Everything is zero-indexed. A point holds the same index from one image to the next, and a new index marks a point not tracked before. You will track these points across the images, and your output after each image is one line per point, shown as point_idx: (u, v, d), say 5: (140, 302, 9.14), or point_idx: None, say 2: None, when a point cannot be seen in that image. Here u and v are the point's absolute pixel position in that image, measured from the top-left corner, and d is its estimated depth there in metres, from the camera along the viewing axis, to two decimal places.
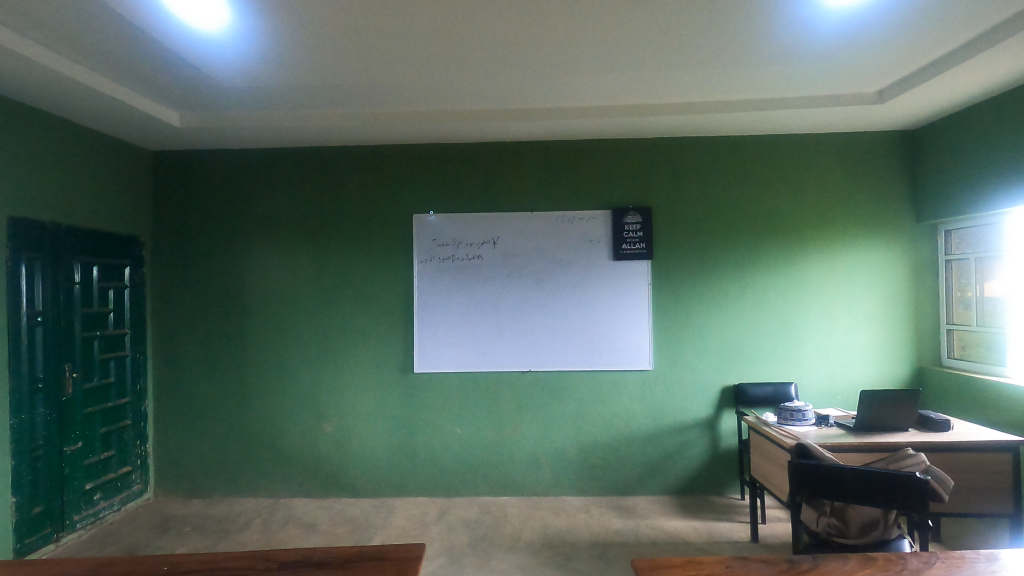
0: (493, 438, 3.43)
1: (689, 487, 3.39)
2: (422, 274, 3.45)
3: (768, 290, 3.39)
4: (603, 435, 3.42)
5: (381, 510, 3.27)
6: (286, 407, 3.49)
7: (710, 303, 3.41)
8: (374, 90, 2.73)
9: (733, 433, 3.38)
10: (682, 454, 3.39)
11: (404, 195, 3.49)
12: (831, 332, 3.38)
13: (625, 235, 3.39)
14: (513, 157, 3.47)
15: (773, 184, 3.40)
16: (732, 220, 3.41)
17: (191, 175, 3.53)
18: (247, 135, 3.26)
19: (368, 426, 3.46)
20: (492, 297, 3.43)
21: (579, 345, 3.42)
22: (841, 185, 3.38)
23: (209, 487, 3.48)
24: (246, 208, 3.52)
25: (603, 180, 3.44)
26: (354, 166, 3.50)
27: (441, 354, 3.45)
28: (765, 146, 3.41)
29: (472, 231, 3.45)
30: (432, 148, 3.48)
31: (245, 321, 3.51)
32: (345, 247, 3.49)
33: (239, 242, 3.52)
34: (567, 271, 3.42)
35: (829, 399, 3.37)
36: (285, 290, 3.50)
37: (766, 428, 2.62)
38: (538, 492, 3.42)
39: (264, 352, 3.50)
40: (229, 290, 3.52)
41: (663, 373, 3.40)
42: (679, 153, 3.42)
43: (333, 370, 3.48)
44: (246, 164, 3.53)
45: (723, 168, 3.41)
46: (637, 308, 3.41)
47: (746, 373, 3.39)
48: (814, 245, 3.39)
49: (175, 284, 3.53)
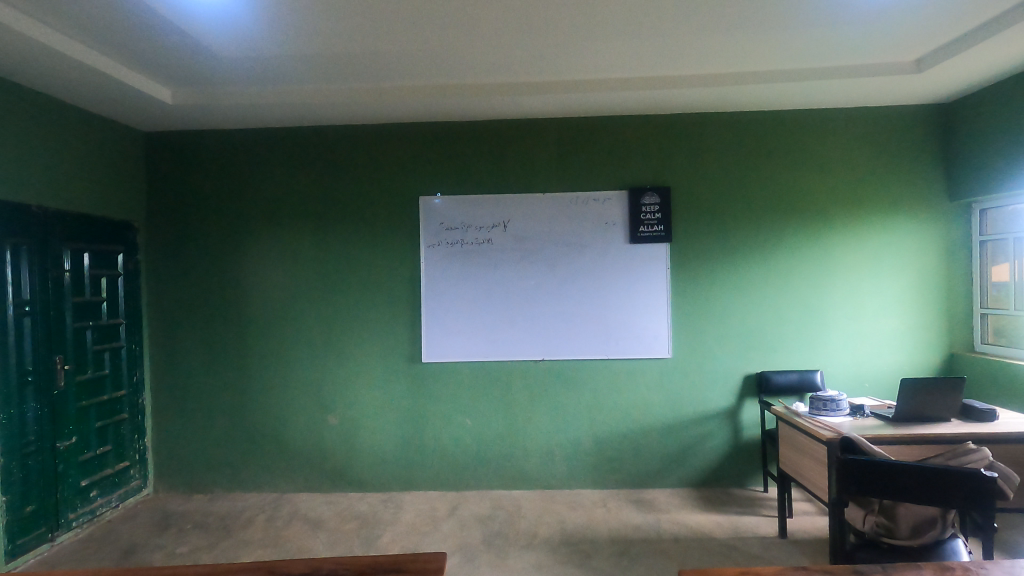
0: (504, 429, 3.30)
1: (710, 479, 3.26)
2: (430, 259, 3.30)
3: (793, 273, 3.23)
4: (619, 426, 3.28)
5: (389, 505, 3.14)
6: (289, 399, 3.35)
7: (731, 287, 3.25)
8: (378, 60, 2.55)
9: (755, 423, 3.24)
10: (702, 445, 3.26)
11: (410, 177, 3.32)
12: (857, 317, 3.22)
13: (642, 217, 3.23)
14: (524, 135, 3.29)
15: (798, 162, 3.23)
16: (756, 201, 3.24)
17: (187, 157, 3.36)
18: (243, 113, 3.08)
19: (374, 418, 3.33)
20: (503, 282, 3.28)
21: (594, 333, 3.27)
22: (870, 163, 3.21)
23: (211, 482, 3.35)
24: (244, 193, 3.36)
25: (619, 158, 3.27)
26: (357, 146, 3.33)
27: (450, 343, 3.30)
28: (791, 122, 3.23)
29: (482, 214, 3.29)
30: (439, 126, 3.31)
31: (245, 311, 3.36)
32: (347, 232, 3.33)
33: (238, 228, 3.36)
34: (581, 255, 3.26)
35: (856, 387, 3.23)
36: (286, 277, 3.35)
37: (796, 419, 2.46)
38: (551, 485, 3.29)
39: (265, 343, 3.36)
40: (228, 278, 3.37)
41: (683, 362, 3.26)
42: (700, 129, 3.25)
43: (337, 360, 3.34)
44: (244, 145, 3.35)
45: (746, 145, 3.24)
46: (655, 293, 3.25)
47: (769, 360, 3.24)
48: (840, 226, 3.22)
49: (171, 273, 3.37)
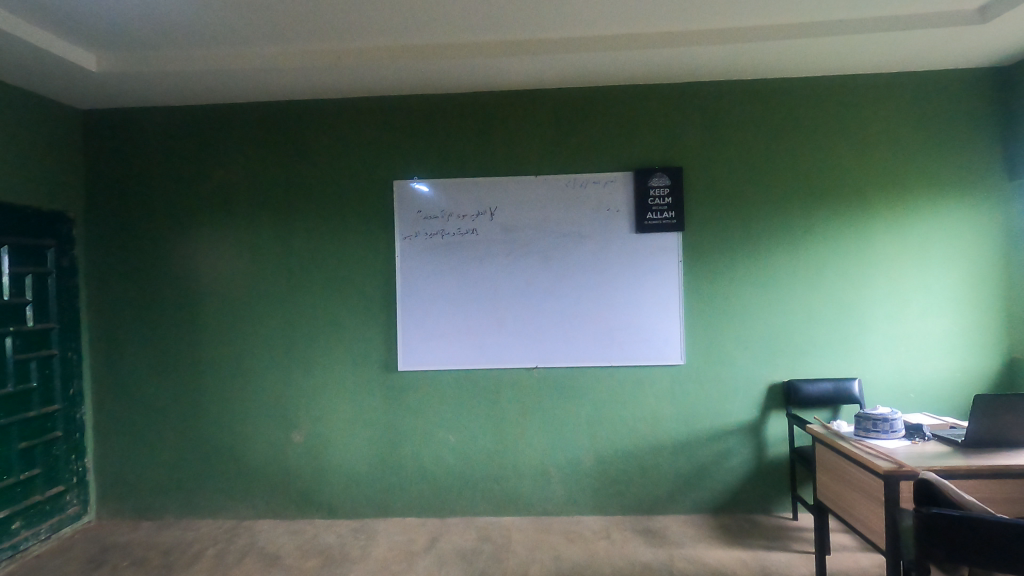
0: (493, 447, 2.88)
1: (729, 504, 2.82)
2: (406, 252, 2.88)
3: (825, 266, 2.79)
4: (625, 444, 2.85)
5: (360, 536, 2.73)
6: (248, 412, 2.94)
7: (754, 283, 2.81)
8: (329, 8, 2.12)
9: (783, 439, 2.80)
10: (721, 465, 2.83)
11: (381, 158, 2.90)
12: (901, 316, 2.78)
13: (649, 202, 2.80)
14: (513, 108, 2.86)
15: (831, 136, 2.78)
16: (781, 182, 2.79)
17: (130, 138, 2.96)
18: (187, 85, 2.67)
19: (344, 435, 2.91)
20: (489, 278, 2.86)
21: (596, 337, 2.84)
22: (915, 138, 2.76)
23: (161, 507, 2.95)
24: (195, 179, 2.95)
25: (623, 134, 2.83)
26: (323, 124, 2.91)
27: (430, 348, 2.88)
28: (821, 91, 2.78)
29: (466, 200, 2.86)
30: (415, 100, 2.89)
31: (198, 313, 2.96)
32: (312, 222, 2.92)
33: (190, 220, 2.96)
34: (579, 247, 2.83)
35: (899, 399, 2.78)
36: (245, 274, 2.94)
37: (840, 443, 2.02)
38: (547, 511, 2.87)
39: (221, 349, 2.95)
40: (179, 276, 2.96)
41: (698, 368, 2.83)
42: (716, 100, 2.81)
43: (302, 369, 2.93)
44: (195, 123, 2.94)
45: (769, 117, 2.79)
46: (666, 290, 2.82)
47: (798, 366, 2.80)
48: (880, 211, 2.77)
49: (113, 270, 2.97)
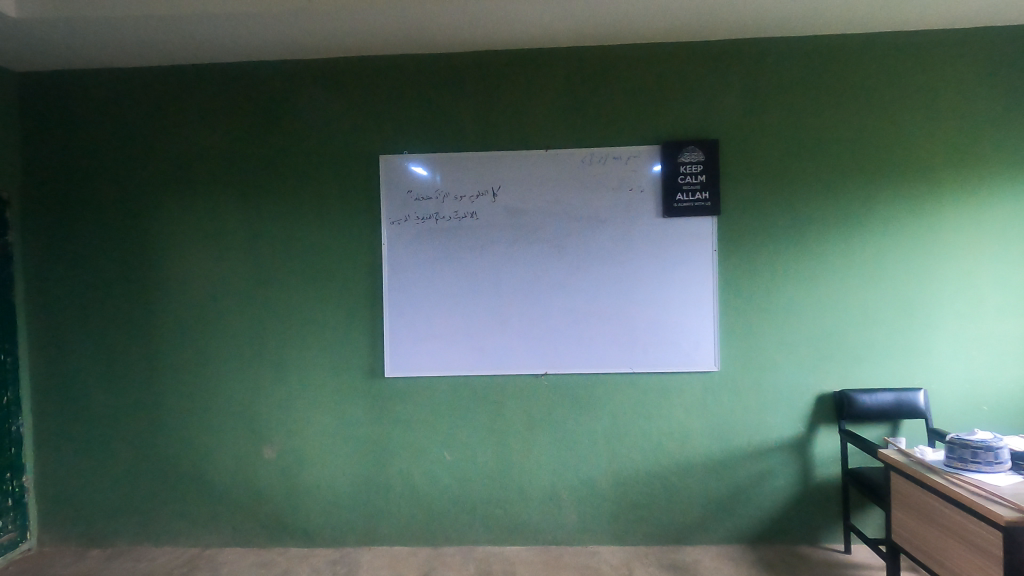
0: (494, 466, 2.48)
1: (769, 533, 2.43)
2: (394, 239, 2.47)
3: (885, 256, 2.38)
4: (649, 463, 2.45)
5: (339, 570, 2.34)
6: (211, 425, 2.54)
7: (801, 276, 2.40)
8: None
9: (833, 459, 2.40)
10: (761, 488, 2.43)
11: (366, 128, 2.48)
12: (974, 317, 2.37)
13: (680, 181, 2.38)
14: (520, 71, 2.44)
15: (894, 104, 2.36)
16: (834, 157, 2.38)
17: (74, 106, 2.54)
18: (134, 37, 2.25)
19: (323, 451, 2.52)
20: (491, 269, 2.45)
21: (616, 339, 2.43)
22: (993, 106, 2.34)
23: (112, 533, 2.56)
24: (150, 152, 2.53)
25: (649, 101, 2.42)
26: (298, 90, 2.50)
27: (422, 352, 2.48)
28: (884, 50, 2.36)
29: (464, 179, 2.45)
30: (405, 62, 2.47)
31: (154, 310, 2.54)
32: (286, 204, 2.50)
33: (145, 200, 2.54)
34: (596, 234, 2.42)
35: (971, 412, 2.38)
36: (208, 264, 2.53)
37: (933, 480, 1.62)
38: (558, 541, 2.48)
39: (179, 352, 2.54)
40: (131, 266, 2.54)
41: (734, 375, 2.42)
42: (759, 60, 2.38)
43: (273, 374, 2.52)
44: (150, 87, 2.53)
45: (821, 81, 2.37)
46: (698, 284, 2.41)
47: (853, 374, 2.40)
48: (952, 192, 2.35)
49: (54, 261, 2.55)
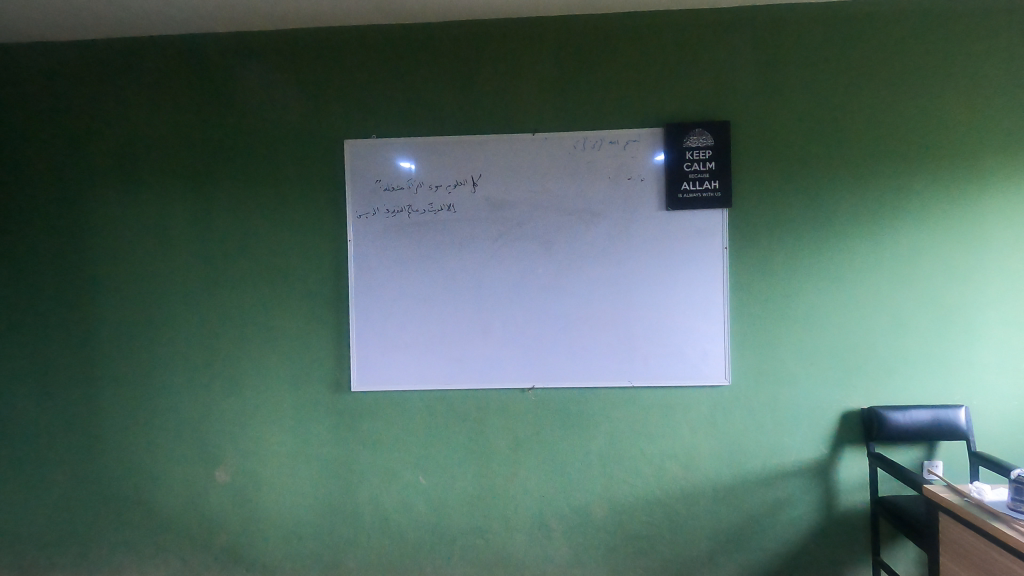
0: (475, 492, 2.20)
1: (787, 569, 2.14)
2: (361, 236, 2.18)
3: (921, 254, 2.08)
4: (650, 488, 2.16)
5: None
6: (158, 445, 2.26)
7: (823, 277, 2.10)
8: None
9: (860, 485, 2.11)
10: (777, 518, 2.14)
11: (329, 110, 2.19)
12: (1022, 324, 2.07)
13: (685, 168, 2.09)
14: (503, 44, 2.15)
15: (931, 81, 2.06)
16: (862, 142, 2.08)
17: (5, 87, 2.27)
18: (57, 2, 1.96)
19: (283, 475, 2.23)
20: (470, 269, 2.16)
21: (612, 349, 2.14)
22: None
23: (48, 566, 2.29)
24: (88, 137, 2.25)
25: (649, 78, 2.12)
26: (251, 66, 2.21)
27: (394, 363, 2.19)
28: (921, 18, 2.05)
29: (440, 167, 2.16)
30: (372, 34, 2.17)
31: (92, 315, 2.26)
32: (239, 196, 2.21)
33: (82, 191, 2.25)
34: (590, 229, 2.13)
35: (1018, 433, 2.08)
36: (152, 263, 2.24)
37: (998, 528, 1.32)
38: None
39: (121, 363, 2.25)
40: (67, 267, 2.26)
41: (748, 390, 2.13)
42: (776, 29, 2.08)
43: (226, 388, 2.24)
44: (86, 64, 2.24)
45: (848, 54, 2.07)
46: (706, 287, 2.11)
47: (883, 390, 2.10)
48: (997, 180, 2.05)
49: None
